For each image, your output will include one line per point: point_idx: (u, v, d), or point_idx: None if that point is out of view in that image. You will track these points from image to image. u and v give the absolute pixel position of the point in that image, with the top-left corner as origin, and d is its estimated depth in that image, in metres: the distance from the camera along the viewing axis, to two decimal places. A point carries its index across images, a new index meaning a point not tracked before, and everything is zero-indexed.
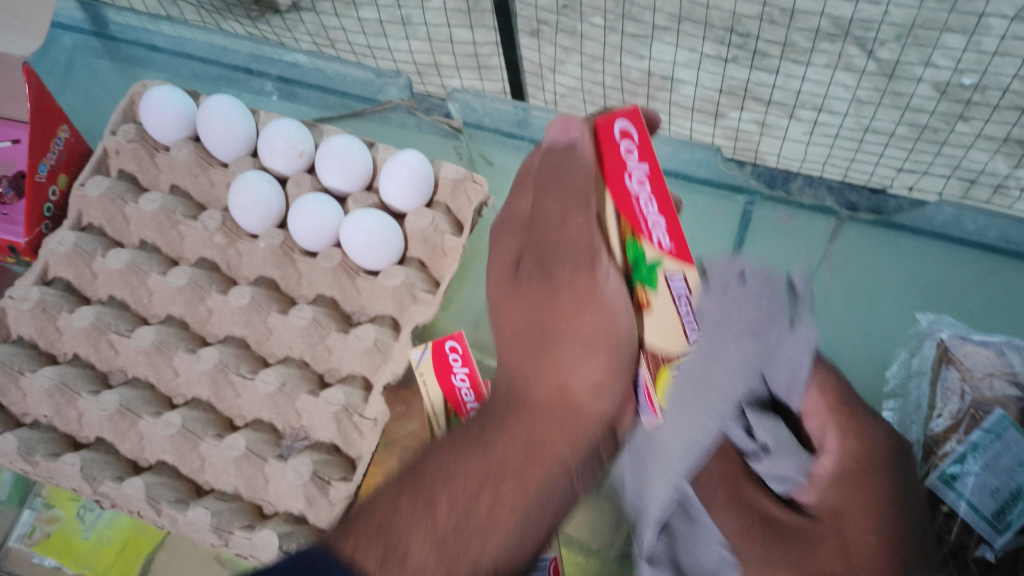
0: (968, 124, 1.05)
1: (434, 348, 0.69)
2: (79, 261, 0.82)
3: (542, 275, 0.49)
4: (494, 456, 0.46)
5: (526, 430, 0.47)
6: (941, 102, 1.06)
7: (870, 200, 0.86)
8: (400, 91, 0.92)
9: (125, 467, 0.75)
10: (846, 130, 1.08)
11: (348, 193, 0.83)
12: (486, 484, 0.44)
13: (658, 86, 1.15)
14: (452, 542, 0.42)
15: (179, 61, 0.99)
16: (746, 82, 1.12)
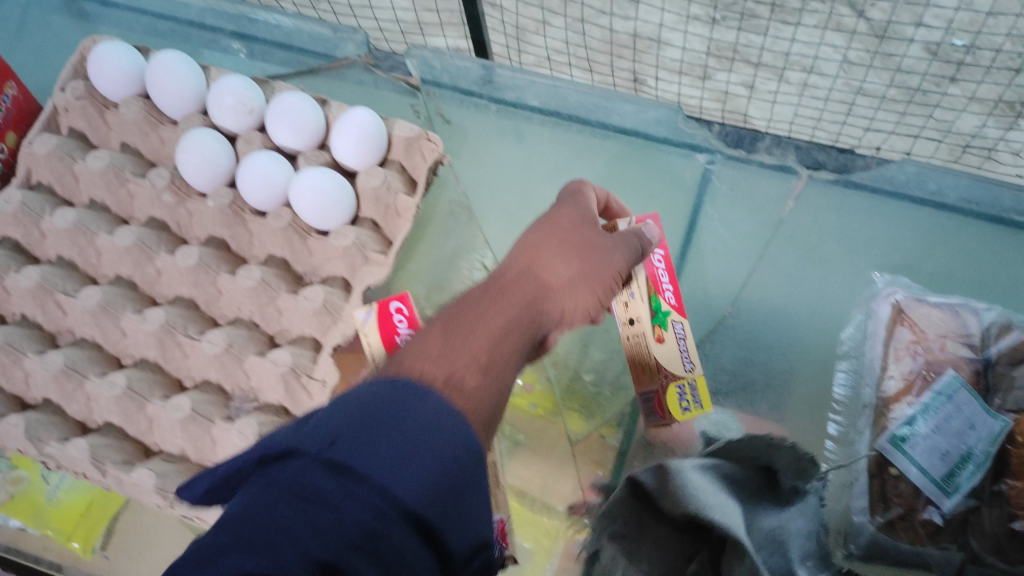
0: (959, 86, 0.99)
1: (379, 309, 0.71)
2: (26, 220, 0.80)
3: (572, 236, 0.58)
4: (513, 313, 0.51)
5: (533, 301, 0.53)
6: (932, 64, 0.98)
7: (837, 159, 0.82)
8: (357, 47, 0.91)
9: (72, 428, 0.75)
10: (836, 95, 1.03)
11: (300, 151, 0.82)
12: (509, 334, 0.50)
13: (644, 49, 1.10)
14: (495, 371, 0.47)
15: (132, 15, 0.96)
16: (735, 44, 1.06)
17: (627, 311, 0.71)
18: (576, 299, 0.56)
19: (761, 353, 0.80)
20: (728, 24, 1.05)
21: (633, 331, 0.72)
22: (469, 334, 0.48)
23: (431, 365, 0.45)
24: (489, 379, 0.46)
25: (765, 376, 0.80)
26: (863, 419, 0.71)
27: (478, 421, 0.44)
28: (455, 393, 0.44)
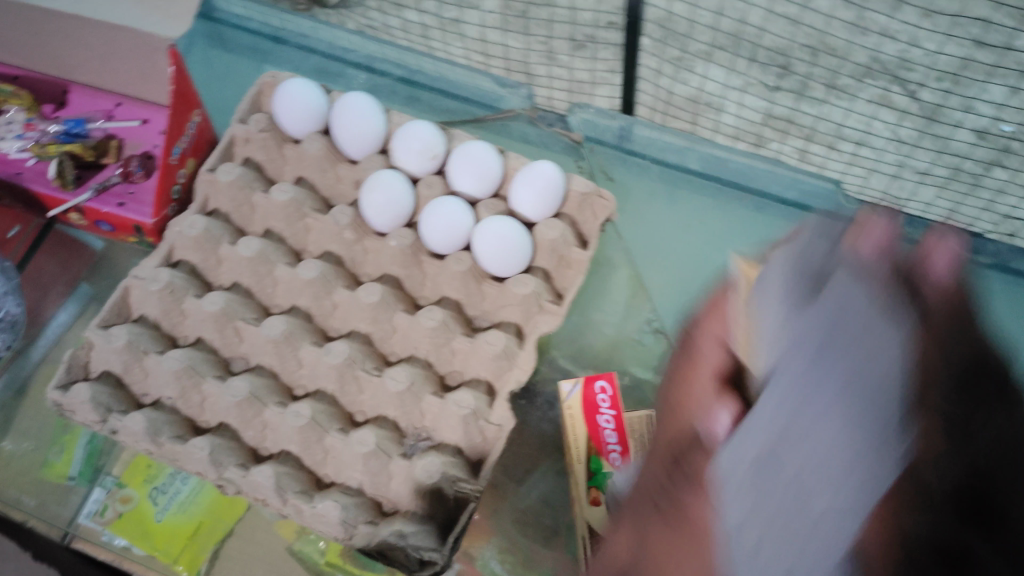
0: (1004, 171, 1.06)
1: (586, 387, 0.78)
2: (207, 247, 0.82)
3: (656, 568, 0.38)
4: None
5: None
6: (978, 149, 1.06)
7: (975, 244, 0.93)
8: (523, 101, 0.95)
9: (248, 454, 0.76)
10: (882, 164, 1.09)
11: (477, 198, 0.84)
12: None
13: (704, 109, 1.11)
14: None
15: (303, 55, 1.02)
16: (792, 111, 1.10)
17: None
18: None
19: None
20: (789, 92, 1.10)
21: None
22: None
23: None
24: None
25: None
26: None
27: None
28: None
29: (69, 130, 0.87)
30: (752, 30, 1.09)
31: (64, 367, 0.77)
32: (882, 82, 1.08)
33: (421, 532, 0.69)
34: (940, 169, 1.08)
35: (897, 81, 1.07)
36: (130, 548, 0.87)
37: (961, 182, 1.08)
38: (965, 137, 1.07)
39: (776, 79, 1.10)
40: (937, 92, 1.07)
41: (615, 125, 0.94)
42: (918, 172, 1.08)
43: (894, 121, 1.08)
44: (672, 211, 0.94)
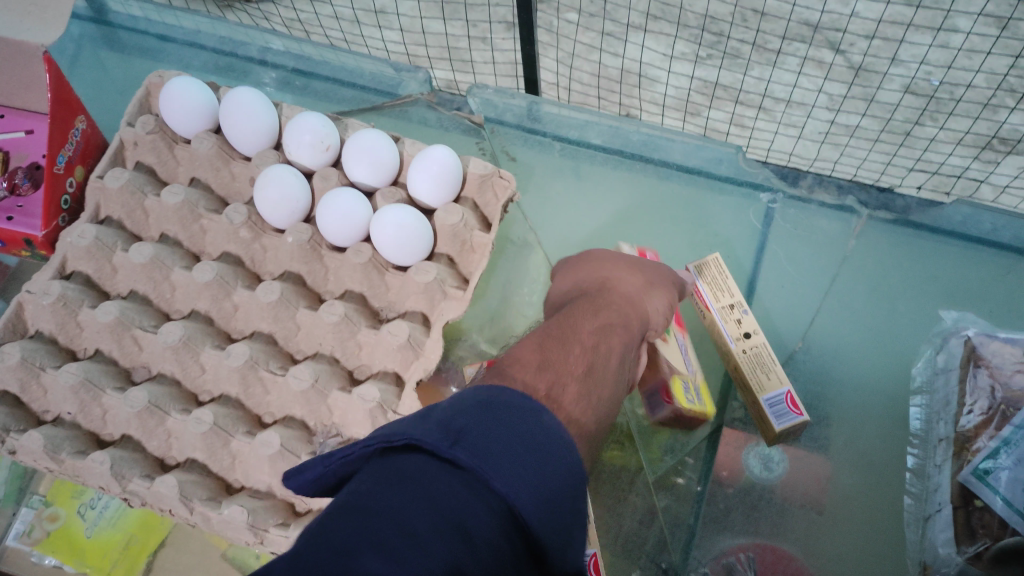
0: (932, 120, 1.09)
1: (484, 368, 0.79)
2: (99, 256, 0.80)
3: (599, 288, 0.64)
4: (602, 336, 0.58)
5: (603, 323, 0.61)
6: (905, 97, 1.10)
7: (878, 199, 0.92)
8: (420, 85, 0.95)
9: (153, 465, 0.74)
10: (811, 128, 1.11)
11: (375, 188, 0.83)
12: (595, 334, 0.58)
13: (631, 83, 1.17)
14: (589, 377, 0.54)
15: (192, 52, 1.00)
16: (717, 79, 1.15)
17: (740, 327, 0.78)
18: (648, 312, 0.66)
19: (834, 386, 0.82)
20: (713, 61, 1.16)
21: (749, 344, 0.77)
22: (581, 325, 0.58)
23: (534, 376, 0.50)
24: (587, 388, 0.53)
25: (839, 411, 0.81)
26: (940, 452, 0.73)
27: (581, 431, 0.51)
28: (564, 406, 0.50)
29: None
30: (676, 9, 1.18)
31: None
32: (808, 44, 1.15)
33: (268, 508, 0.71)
34: (868, 126, 1.10)
35: (823, 41, 1.14)
36: (61, 566, 0.86)
37: (892, 137, 1.09)
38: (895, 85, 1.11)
39: (702, 49, 1.17)
40: (866, 47, 1.13)
41: (518, 104, 0.93)
42: (849, 130, 1.10)
43: (821, 79, 1.13)
44: (579, 187, 0.93)
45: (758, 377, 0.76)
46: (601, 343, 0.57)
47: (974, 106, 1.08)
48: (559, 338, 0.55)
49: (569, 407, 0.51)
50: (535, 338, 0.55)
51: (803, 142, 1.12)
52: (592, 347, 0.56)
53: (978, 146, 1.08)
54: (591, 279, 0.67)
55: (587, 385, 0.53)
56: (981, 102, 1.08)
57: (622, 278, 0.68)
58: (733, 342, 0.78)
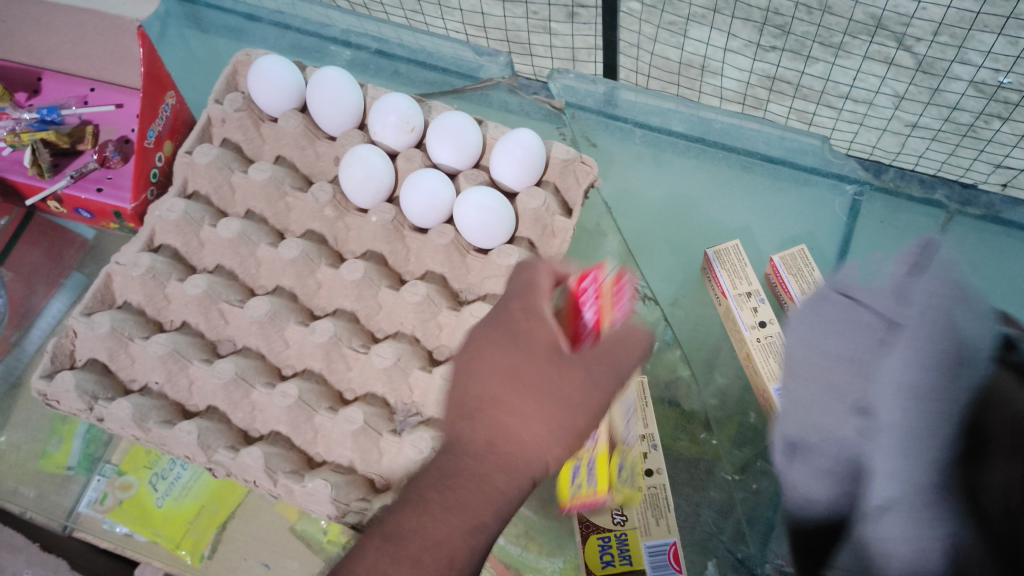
0: (1012, 127, 1.09)
1: None
2: (187, 229, 0.81)
3: (480, 375, 0.57)
4: (444, 508, 0.52)
5: (462, 472, 0.54)
6: (986, 104, 1.08)
7: (961, 194, 0.90)
8: (501, 69, 0.95)
9: (237, 436, 0.75)
10: (892, 127, 1.16)
11: (457, 170, 0.83)
12: (446, 500, 0.53)
13: (708, 73, 1.22)
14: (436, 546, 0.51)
15: (277, 32, 1.01)
16: (799, 75, 1.16)
17: None
18: (524, 439, 0.55)
19: None
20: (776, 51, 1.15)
21: None
22: (427, 516, 0.52)
23: None
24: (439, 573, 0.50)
25: None
26: None
27: None
28: None
29: (44, 118, 0.85)
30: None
31: (49, 356, 0.76)
32: (873, 35, 1.08)
33: (350, 483, 0.71)
34: (929, 121, 1.13)
35: (889, 35, 1.07)
36: (132, 535, 0.86)
37: (975, 140, 1.12)
38: (959, 87, 1.08)
39: (765, 38, 1.13)
40: (931, 44, 1.06)
41: (598, 90, 0.94)
42: (930, 134, 1.14)
43: (883, 70, 1.10)
44: (658, 174, 0.93)
45: None
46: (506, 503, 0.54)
47: None
48: (464, 504, 0.52)
49: None
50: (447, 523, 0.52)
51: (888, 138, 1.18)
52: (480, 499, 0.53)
53: None
54: (481, 375, 0.57)
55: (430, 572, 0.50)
56: None
57: (516, 405, 0.55)
58: None
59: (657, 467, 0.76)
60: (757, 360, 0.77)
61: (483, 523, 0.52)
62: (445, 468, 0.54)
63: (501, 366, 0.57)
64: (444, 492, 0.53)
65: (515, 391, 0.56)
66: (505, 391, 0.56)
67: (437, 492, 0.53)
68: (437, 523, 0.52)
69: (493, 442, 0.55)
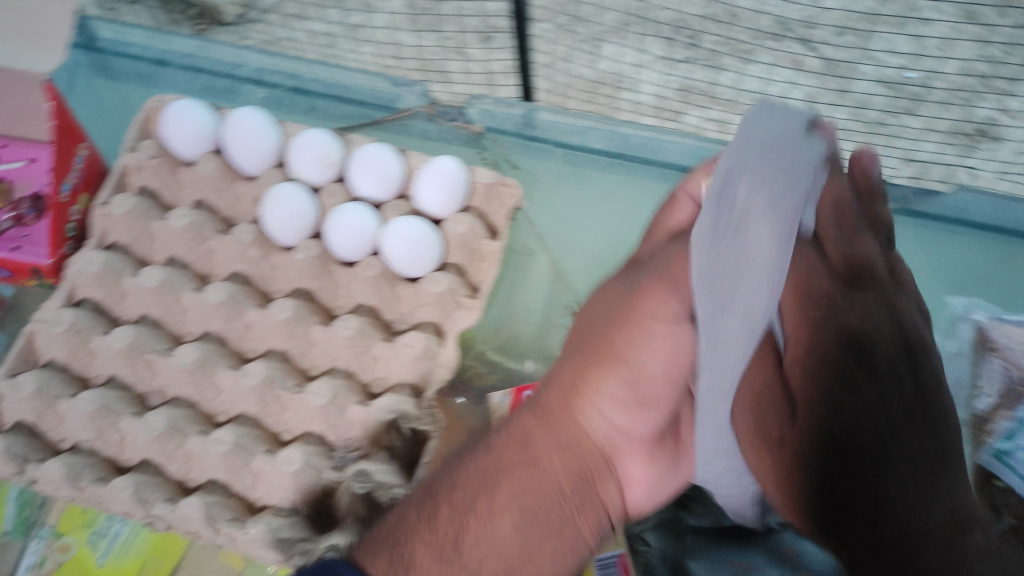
0: (918, 119, 1.13)
1: (514, 394, 0.78)
2: (108, 281, 0.80)
3: (612, 320, 0.63)
4: (510, 479, 0.58)
5: (528, 474, 0.58)
6: (893, 99, 1.13)
7: None
8: (418, 98, 0.95)
9: (174, 488, 0.74)
10: None
11: (381, 201, 0.83)
12: (495, 514, 0.57)
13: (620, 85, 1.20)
14: (465, 546, 0.55)
15: (189, 75, 1.00)
16: (711, 84, 1.18)
17: None
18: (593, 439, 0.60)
19: None
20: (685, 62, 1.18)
21: None
22: (477, 540, 0.56)
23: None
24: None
25: None
26: (956, 437, 0.74)
27: None
28: None
29: None
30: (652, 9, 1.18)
31: None
32: (783, 42, 1.15)
33: (292, 525, 0.70)
34: (841, 119, 1.16)
35: (797, 39, 1.15)
36: None
37: (882, 135, 1.15)
38: (865, 87, 1.14)
39: (679, 52, 1.18)
40: (838, 44, 1.14)
41: (516, 113, 0.94)
42: (839, 131, 1.16)
43: (792, 74, 1.15)
44: (581, 191, 0.95)
45: None
46: (590, 450, 0.60)
47: (959, 105, 1.12)
48: (527, 459, 0.58)
49: None
50: (507, 495, 0.57)
51: None
52: (542, 499, 0.58)
53: (965, 141, 1.13)
54: (579, 359, 0.62)
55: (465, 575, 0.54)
56: (964, 102, 1.12)
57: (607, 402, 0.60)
58: None
59: None
60: None
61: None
62: (528, 440, 0.59)
63: (595, 347, 0.62)
64: (515, 494, 0.57)
65: (639, 360, 0.61)
66: (593, 372, 0.61)
67: (498, 472, 0.58)
68: (498, 526, 0.56)
69: (569, 405, 0.60)
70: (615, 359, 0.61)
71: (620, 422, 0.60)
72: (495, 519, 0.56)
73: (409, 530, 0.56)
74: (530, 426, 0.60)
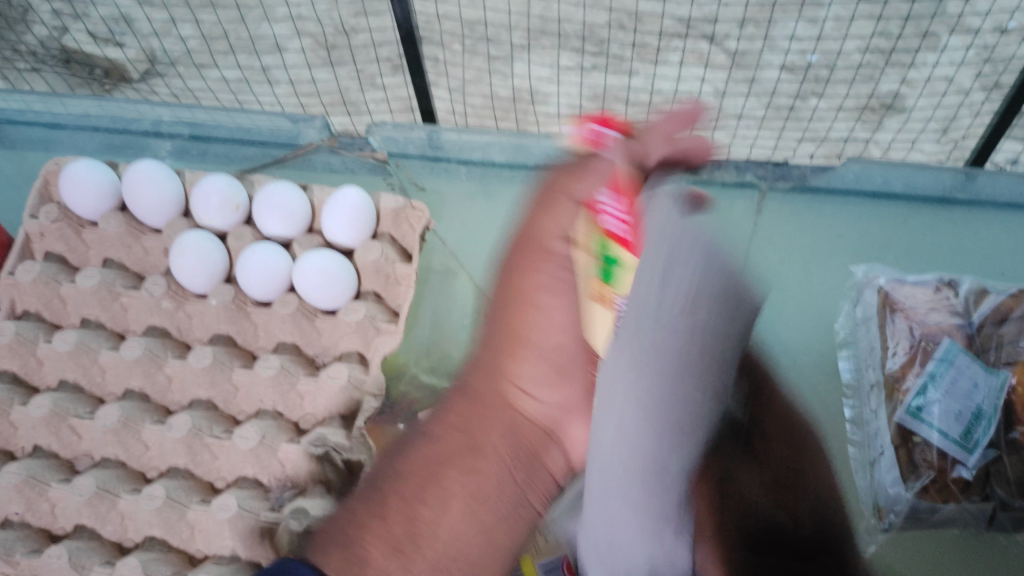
0: (814, 99, 1.20)
1: None
2: (23, 350, 0.79)
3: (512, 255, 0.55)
4: (446, 456, 0.50)
5: (461, 460, 0.50)
6: (787, 82, 1.19)
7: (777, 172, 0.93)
8: (319, 132, 0.96)
9: (111, 550, 0.73)
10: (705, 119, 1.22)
11: (291, 238, 0.83)
12: (439, 492, 0.49)
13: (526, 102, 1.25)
14: (405, 541, 0.47)
15: (85, 135, 0.99)
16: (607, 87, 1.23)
17: None
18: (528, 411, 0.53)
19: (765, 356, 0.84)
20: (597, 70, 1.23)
21: None
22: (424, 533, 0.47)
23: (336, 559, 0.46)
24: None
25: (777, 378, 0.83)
26: (874, 398, 0.77)
27: None
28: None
29: None
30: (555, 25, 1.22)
31: None
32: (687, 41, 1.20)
33: (233, 569, 0.70)
34: (737, 106, 1.21)
35: (700, 37, 1.20)
36: None
37: (778, 114, 1.21)
38: (771, 74, 1.20)
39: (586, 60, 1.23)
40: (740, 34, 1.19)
41: (417, 135, 0.96)
42: (737, 117, 1.22)
43: (701, 71, 1.21)
44: (491, 207, 0.96)
45: None
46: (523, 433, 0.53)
47: (845, 79, 1.19)
48: (471, 443, 0.51)
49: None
50: (454, 482, 0.49)
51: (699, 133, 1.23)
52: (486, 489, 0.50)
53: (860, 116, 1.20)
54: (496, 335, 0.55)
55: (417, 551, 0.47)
56: (850, 70, 1.18)
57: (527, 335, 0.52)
58: None
59: None
60: None
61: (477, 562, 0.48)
62: (464, 420, 0.52)
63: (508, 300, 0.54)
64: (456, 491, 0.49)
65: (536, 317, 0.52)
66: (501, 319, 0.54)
67: (441, 458, 0.50)
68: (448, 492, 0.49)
69: (495, 384, 0.53)
70: (523, 339, 0.53)
71: (550, 393, 0.53)
72: (442, 493, 0.49)
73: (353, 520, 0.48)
74: (456, 411, 0.53)
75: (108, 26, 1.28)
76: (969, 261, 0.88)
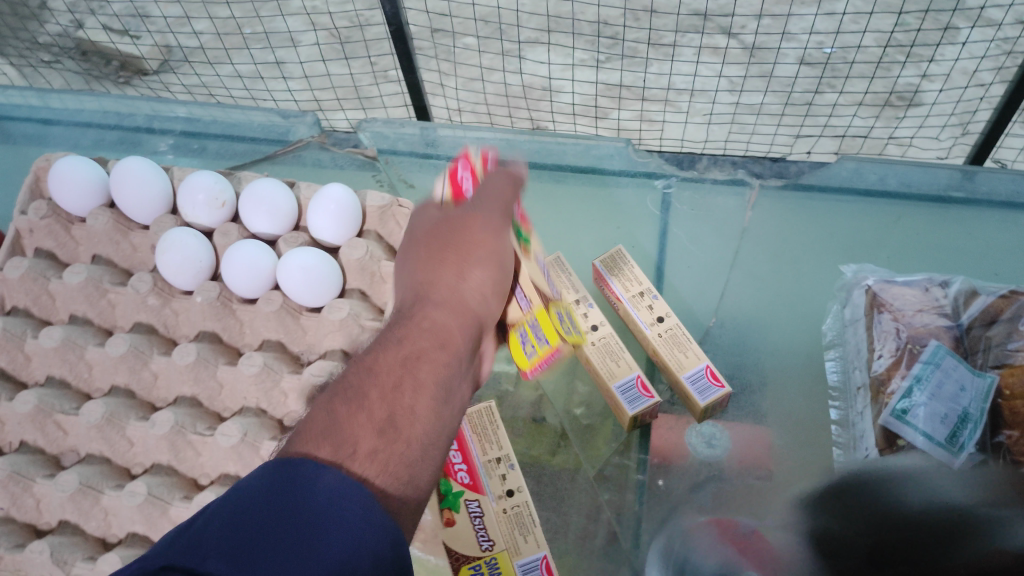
0: (828, 89, 1.24)
1: None
2: (10, 346, 0.80)
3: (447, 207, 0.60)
4: (406, 349, 0.52)
5: (415, 352, 0.53)
6: (803, 73, 1.24)
7: (773, 169, 0.95)
8: (309, 128, 0.97)
9: (94, 546, 0.73)
10: (717, 111, 1.26)
11: (277, 236, 0.83)
12: (404, 379, 0.51)
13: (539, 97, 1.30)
14: (388, 428, 0.48)
15: (78, 131, 0.99)
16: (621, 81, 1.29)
17: (653, 313, 0.80)
18: (469, 302, 0.57)
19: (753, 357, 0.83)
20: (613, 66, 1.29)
21: (665, 327, 0.79)
22: (400, 418, 0.49)
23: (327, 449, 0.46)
24: (384, 448, 0.47)
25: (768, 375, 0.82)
26: (860, 400, 0.76)
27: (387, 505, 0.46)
28: (352, 465, 0.46)
29: None
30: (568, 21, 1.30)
31: None
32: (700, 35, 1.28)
33: None
34: (755, 94, 1.25)
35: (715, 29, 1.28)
36: None
37: (797, 110, 1.24)
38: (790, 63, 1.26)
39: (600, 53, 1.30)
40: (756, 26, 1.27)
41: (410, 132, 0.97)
42: (755, 112, 1.25)
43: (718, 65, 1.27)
44: None
45: (676, 357, 0.77)
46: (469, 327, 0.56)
47: (861, 77, 1.23)
48: (434, 341, 0.54)
49: (360, 467, 0.46)
50: (427, 373, 0.51)
51: (713, 129, 1.27)
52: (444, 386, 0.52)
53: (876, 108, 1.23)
54: (428, 256, 0.59)
55: (386, 443, 0.47)
56: (870, 61, 1.24)
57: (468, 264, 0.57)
58: (648, 327, 0.79)
59: (517, 487, 0.72)
60: (595, 362, 0.78)
61: (438, 443, 0.50)
62: (415, 330, 0.54)
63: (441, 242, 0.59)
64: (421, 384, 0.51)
65: (481, 243, 0.57)
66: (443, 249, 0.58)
67: (403, 352, 0.52)
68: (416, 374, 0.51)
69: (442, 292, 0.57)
70: (467, 253, 0.57)
71: (484, 285, 0.57)
72: (414, 384, 0.51)
73: (331, 412, 0.48)
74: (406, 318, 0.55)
75: (124, 21, 1.31)
76: (965, 261, 0.86)
